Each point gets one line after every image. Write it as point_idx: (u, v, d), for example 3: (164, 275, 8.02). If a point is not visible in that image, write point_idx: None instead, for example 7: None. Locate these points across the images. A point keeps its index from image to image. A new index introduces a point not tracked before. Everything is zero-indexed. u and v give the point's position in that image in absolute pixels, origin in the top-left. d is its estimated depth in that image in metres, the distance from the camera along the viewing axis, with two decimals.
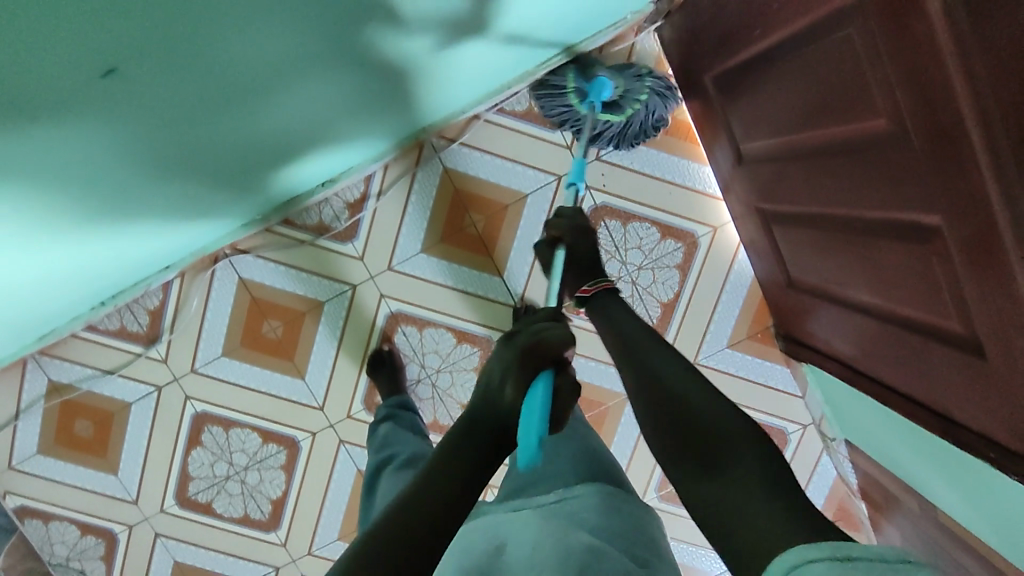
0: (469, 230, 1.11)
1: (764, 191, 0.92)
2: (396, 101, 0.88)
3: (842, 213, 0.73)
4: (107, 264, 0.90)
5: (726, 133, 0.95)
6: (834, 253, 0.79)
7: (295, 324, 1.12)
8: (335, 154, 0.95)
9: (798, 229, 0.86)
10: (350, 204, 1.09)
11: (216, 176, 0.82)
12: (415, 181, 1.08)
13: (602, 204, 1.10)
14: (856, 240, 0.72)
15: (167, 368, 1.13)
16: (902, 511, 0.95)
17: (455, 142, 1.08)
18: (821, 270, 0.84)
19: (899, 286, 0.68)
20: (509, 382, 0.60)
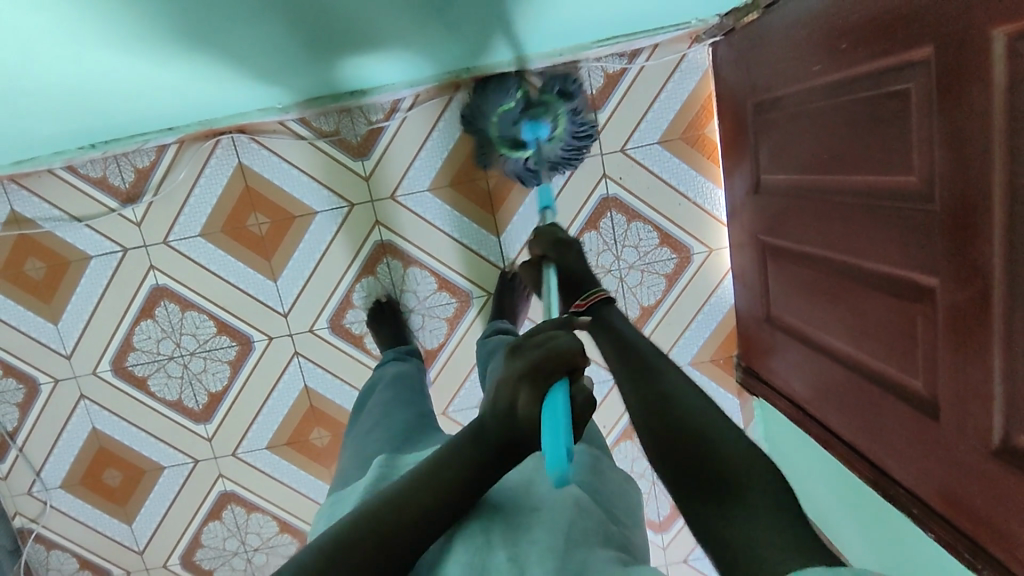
0: (480, 183, 1.11)
1: (770, 223, 0.95)
2: (453, 30, 0.87)
3: (846, 260, 0.76)
4: (113, 100, 0.87)
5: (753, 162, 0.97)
6: (825, 296, 0.82)
7: (283, 225, 1.10)
8: (376, 63, 0.94)
9: (795, 266, 0.89)
10: (372, 122, 1.07)
11: (253, 44, 0.80)
12: (442, 118, 1.08)
13: (613, 196, 1.11)
14: (851, 288, 0.76)
15: (138, 232, 1.09)
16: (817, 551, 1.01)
17: None
18: (808, 311, 0.88)
19: (875, 338, 0.72)
20: (521, 397, 0.56)
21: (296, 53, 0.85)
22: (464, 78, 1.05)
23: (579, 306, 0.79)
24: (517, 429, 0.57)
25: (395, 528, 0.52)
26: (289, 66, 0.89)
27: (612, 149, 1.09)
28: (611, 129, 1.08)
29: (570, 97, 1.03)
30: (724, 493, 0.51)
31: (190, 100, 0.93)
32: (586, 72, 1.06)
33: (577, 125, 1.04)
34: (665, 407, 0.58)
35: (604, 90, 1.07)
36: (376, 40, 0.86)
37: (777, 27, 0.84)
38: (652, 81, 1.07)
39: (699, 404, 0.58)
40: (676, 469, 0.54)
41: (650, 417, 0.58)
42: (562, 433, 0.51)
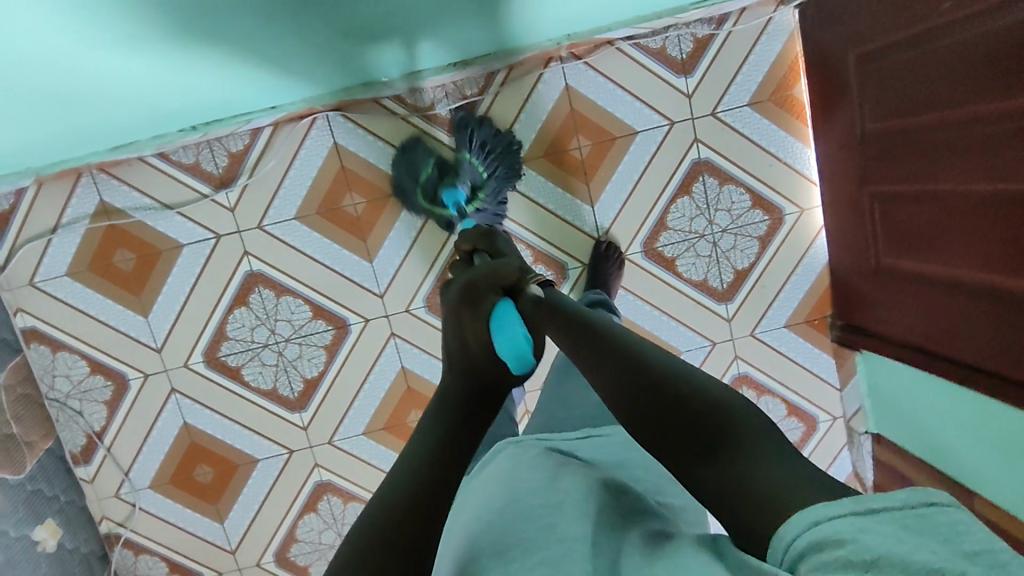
0: (573, 153, 1.11)
1: (874, 170, 0.96)
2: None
3: (981, 189, 0.76)
4: (214, 83, 0.86)
5: (854, 116, 0.98)
6: (954, 232, 0.82)
7: (379, 205, 1.09)
8: (477, 35, 0.93)
9: (909, 208, 0.90)
10: (466, 98, 1.07)
11: (369, 19, 0.79)
12: (536, 90, 1.08)
13: (705, 159, 1.11)
14: (988, 217, 0.76)
15: (232, 218, 1.08)
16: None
17: (580, 60, 1.08)
18: (931, 250, 0.88)
19: (1019, 260, 0.72)
20: (466, 322, 0.60)
21: (411, 23, 0.84)
22: (559, 46, 1.05)
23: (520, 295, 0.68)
24: (483, 364, 0.58)
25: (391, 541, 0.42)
26: (395, 41, 0.89)
27: (703, 112, 1.10)
28: (702, 93, 1.09)
29: (482, 139, 1.04)
30: (721, 447, 0.41)
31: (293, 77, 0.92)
32: (676, 38, 1.08)
33: (504, 172, 1.06)
34: (630, 368, 0.48)
35: (694, 55, 1.09)
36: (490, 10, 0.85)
37: None
38: (741, 44, 1.08)
39: (672, 355, 0.48)
40: (663, 434, 0.45)
41: (614, 378, 0.49)
42: (508, 326, 0.58)
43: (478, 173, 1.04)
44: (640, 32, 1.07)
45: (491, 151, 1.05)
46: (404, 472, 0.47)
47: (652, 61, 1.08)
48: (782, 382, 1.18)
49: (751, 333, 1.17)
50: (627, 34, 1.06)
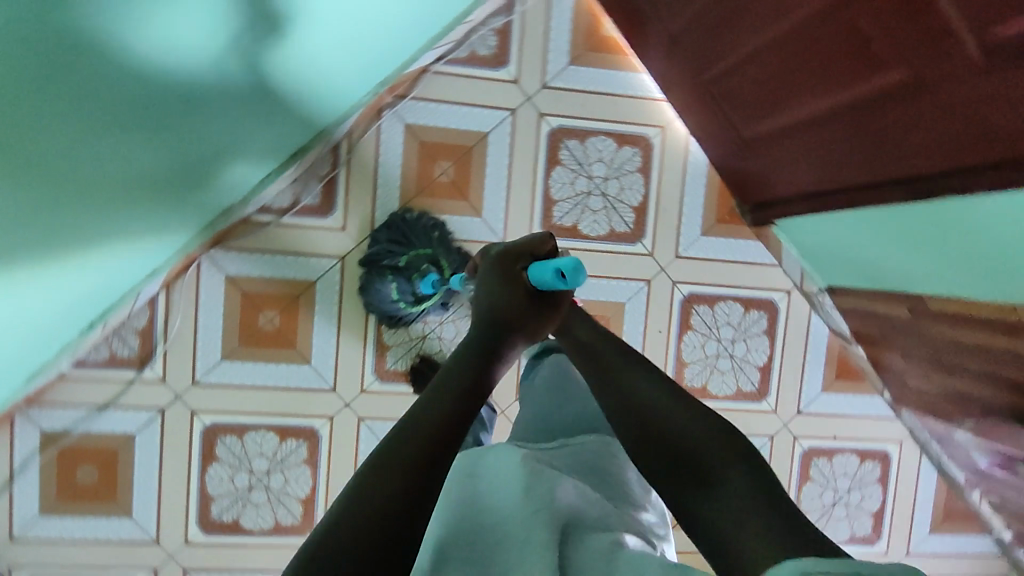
0: (440, 179, 1.15)
1: (699, 65, 1.02)
2: (358, 58, 0.92)
3: (780, 30, 0.80)
4: (100, 282, 0.88)
5: (657, 27, 1.04)
6: (778, 78, 0.87)
7: (292, 310, 1.11)
8: (304, 123, 0.97)
9: (740, 79, 0.94)
10: (323, 178, 1.10)
11: (200, 156, 0.82)
12: (381, 139, 1.12)
13: (558, 127, 1.18)
14: (797, 52, 0.80)
15: (166, 387, 1.09)
16: (906, 313, 1.03)
17: (407, 97, 1.12)
18: (774, 105, 0.92)
19: (837, 71, 0.77)
20: (495, 288, 0.52)
21: (245, 141, 0.88)
22: (381, 95, 1.08)
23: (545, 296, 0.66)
24: (505, 330, 0.51)
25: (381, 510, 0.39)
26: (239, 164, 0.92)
27: (535, 89, 1.17)
28: (526, 74, 1.16)
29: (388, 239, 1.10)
30: (713, 487, 0.48)
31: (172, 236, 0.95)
32: (479, 38, 1.14)
33: (429, 233, 1.11)
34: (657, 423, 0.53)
35: (502, 44, 1.15)
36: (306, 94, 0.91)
37: None
38: (536, 18, 1.16)
39: (681, 405, 0.52)
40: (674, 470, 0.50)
41: (627, 422, 0.54)
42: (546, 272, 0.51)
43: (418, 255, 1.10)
44: (446, 51, 1.12)
45: (404, 237, 1.10)
46: (392, 443, 0.41)
47: (469, 68, 1.14)
48: (725, 283, 1.24)
49: (677, 256, 1.23)
50: (434, 57, 1.11)
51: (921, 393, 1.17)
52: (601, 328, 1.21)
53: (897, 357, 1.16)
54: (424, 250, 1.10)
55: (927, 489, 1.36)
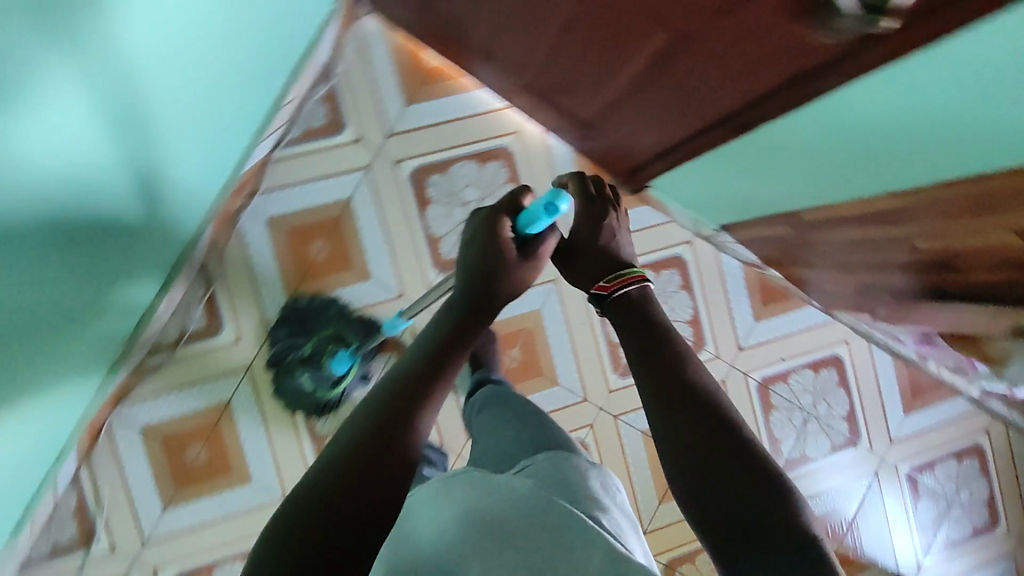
0: (319, 258, 1.13)
1: (520, 69, 1.02)
2: (196, 183, 0.90)
3: (563, 18, 0.80)
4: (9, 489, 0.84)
5: (469, 48, 1.04)
6: (585, 61, 0.87)
7: (217, 436, 1.09)
8: (164, 260, 0.95)
9: (557, 71, 0.95)
10: (202, 301, 1.08)
11: (71, 339, 0.80)
12: (246, 242, 1.10)
13: (417, 168, 1.18)
14: (587, 34, 0.80)
15: (119, 556, 1.05)
16: (791, 230, 1.05)
17: (258, 192, 1.11)
18: (595, 84, 0.92)
19: (627, 41, 0.77)
20: (482, 242, 0.65)
21: (113, 303, 0.86)
22: (230, 200, 1.06)
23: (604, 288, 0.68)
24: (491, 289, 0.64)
25: (335, 487, 0.48)
26: (114, 324, 0.90)
27: (382, 140, 1.16)
28: (366, 129, 1.16)
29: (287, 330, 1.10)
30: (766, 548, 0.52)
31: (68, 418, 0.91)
32: (308, 112, 1.13)
33: (327, 314, 1.11)
34: (705, 438, 0.57)
35: (333, 109, 1.14)
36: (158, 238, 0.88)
37: None
38: (357, 72, 1.15)
39: (744, 466, 0.55)
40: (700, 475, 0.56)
41: (684, 461, 0.57)
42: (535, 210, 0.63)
43: (322, 337, 1.10)
44: (280, 135, 1.10)
45: (303, 324, 1.10)
46: (351, 430, 0.52)
47: (308, 144, 1.13)
48: None
49: None
50: (271, 145, 1.10)
51: (840, 295, 1.19)
52: (525, 341, 1.23)
53: (808, 271, 1.18)
54: (328, 332, 1.10)
55: (888, 374, 1.38)
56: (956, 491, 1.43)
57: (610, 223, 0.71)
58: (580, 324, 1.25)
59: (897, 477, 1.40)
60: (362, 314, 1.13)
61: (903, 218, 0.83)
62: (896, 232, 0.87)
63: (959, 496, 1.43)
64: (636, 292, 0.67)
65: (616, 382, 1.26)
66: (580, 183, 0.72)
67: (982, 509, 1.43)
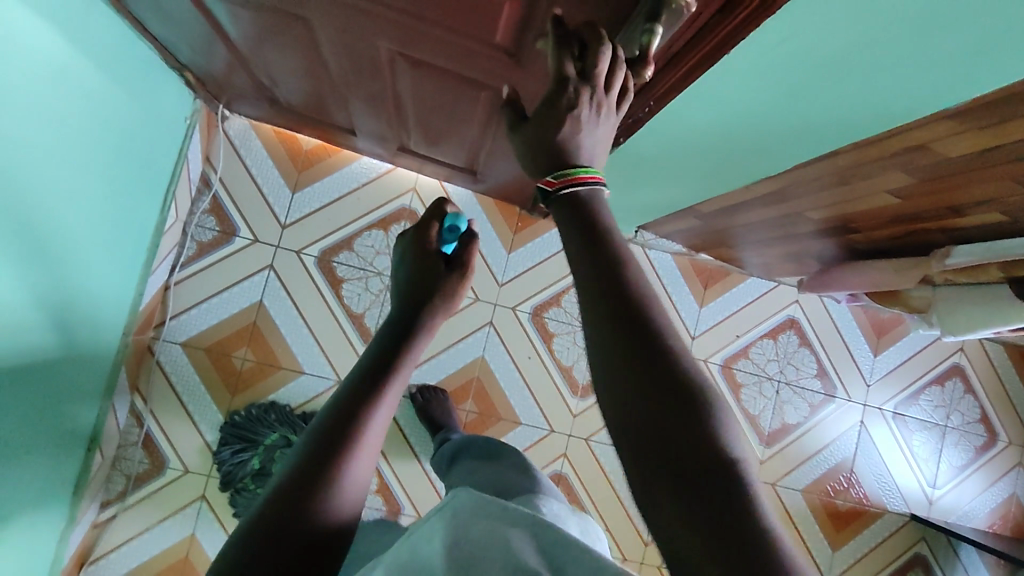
0: (245, 368, 1.11)
1: (386, 137, 1.00)
2: (87, 340, 0.88)
3: (396, 93, 0.79)
4: None
5: (334, 127, 1.03)
6: (437, 120, 0.85)
7: (190, 571, 1.07)
8: (83, 420, 0.93)
9: (418, 134, 0.93)
10: (140, 441, 1.07)
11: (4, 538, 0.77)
12: (168, 371, 1.09)
13: (321, 251, 1.16)
14: (425, 101, 0.79)
15: None
16: (698, 222, 1.03)
17: (167, 320, 1.09)
18: (456, 139, 0.90)
19: (461, 103, 0.76)
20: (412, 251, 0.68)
21: (39, 484, 0.84)
22: (139, 337, 1.05)
23: (555, 185, 0.43)
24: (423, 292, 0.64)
25: (266, 528, 0.43)
26: (49, 501, 0.88)
27: (278, 233, 1.14)
28: (260, 228, 1.14)
29: (232, 448, 1.08)
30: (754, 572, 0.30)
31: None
32: (197, 226, 1.11)
33: (269, 421, 1.09)
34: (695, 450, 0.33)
35: (221, 217, 1.13)
36: (68, 404, 0.87)
37: (212, 65, 0.90)
38: (236, 174, 1.14)
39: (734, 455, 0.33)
40: (681, 489, 0.32)
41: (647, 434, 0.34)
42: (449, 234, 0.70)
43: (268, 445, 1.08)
44: (173, 258, 1.09)
45: (246, 438, 1.08)
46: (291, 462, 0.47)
47: (206, 257, 1.11)
48: (557, 279, 1.25)
49: (500, 285, 1.22)
50: (167, 271, 1.08)
51: (771, 265, 1.17)
52: (477, 390, 1.21)
53: (734, 249, 1.16)
54: (271, 440, 1.08)
55: (847, 322, 1.36)
56: (947, 417, 1.39)
57: (578, 114, 0.45)
58: (527, 358, 1.23)
59: (884, 419, 1.37)
60: (303, 411, 1.12)
61: (787, 196, 0.81)
62: (789, 208, 0.85)
63: (952, 421, 1.40)
64: (587, 194, 0.43)
65: (578, 405, 1.24)
66: (557, 59, 0.47)
67: (979, 427, 1.40)
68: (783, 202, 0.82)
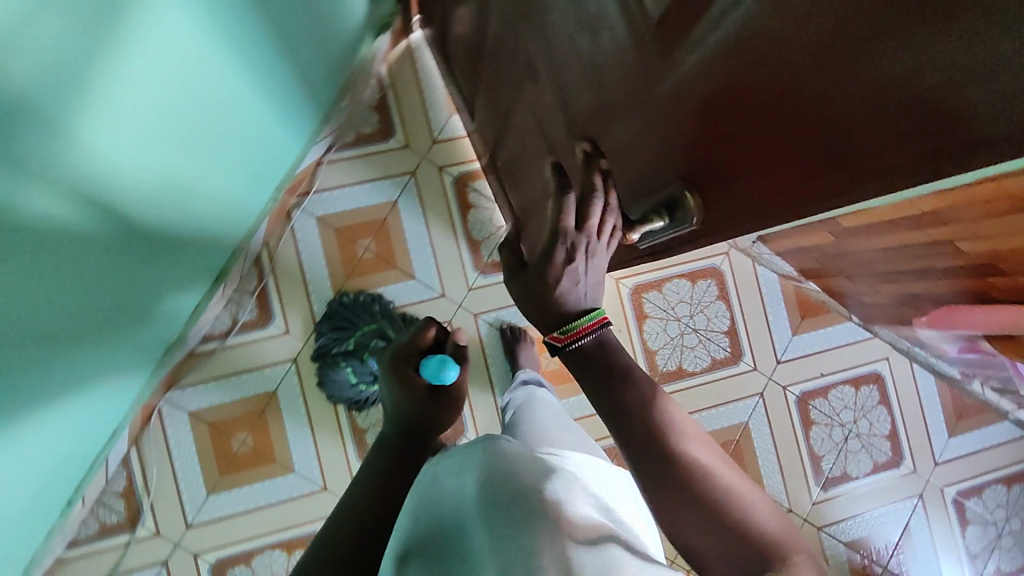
0: (364, 257, 1.18)
1: (497, 142, 1.05)
2: (247, 176, 0.96)
3: (524, 107, 0.87)
4: (52, 464, 0.89)
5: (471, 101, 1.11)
6: (525, 157, 0.94)
7: (261, 426, 1.13)
8: (215, 251, 1.00)
9: (516, 151, 0.97)
10: (255, 291, 1.14)
11: (121, 317, 0.84)
12: (298, 237, 1.16)
13: (461, 173, 1.22)
14: (535, 133, 0.86)
15: (163, 538, 1.10)
16: (830, 238, 1.06)
17: (311, 192, 1.17)
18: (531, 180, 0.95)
19: (552, 147, 0.82)
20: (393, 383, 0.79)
21: (164, 288, 0.91)
22: (284, 198, 1.12)
23: (558, 338, 0.60)
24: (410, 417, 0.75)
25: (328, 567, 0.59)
26: (163, 311, 0.95)
27: (427, 146, 1.22)
28: (413, 137, 1.21)
29: (333, 324, 1.14)
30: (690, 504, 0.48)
31: (118, 393, 0.96)
32: (359, 118, 1.20)
33: (370, 309, 1.14)
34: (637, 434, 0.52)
35: (382, 116, 1.21)
36: (218, 220, 0.95)
37: None
38: (406, 83, 1.22)
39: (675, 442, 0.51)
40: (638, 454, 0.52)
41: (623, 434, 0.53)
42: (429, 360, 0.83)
43: (365, 329, 1.13)
44: (332, 139, 1.17)
45: (350, 319, 1.14)
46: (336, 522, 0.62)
47: (360, 147, 1.19)
48: (666, 265, 1.28)
49: None
50: (324, 148, 1.16)
51: (878, 306, 1.18)
52: None
53: (845, 282, 1.18)
54: (369, 326, 1.13)
55: (931, 393, 1.35)
56: (1007, 520, 1.36)
57: (575, 266, 0.61)
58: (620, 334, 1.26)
59: (944, 500, 1.34)
60: (403, 312, 1.17)
61: (942, 219, 0.83)
62: (934, 235, 0.87)
63: (1010, 524, 1.36)
64: (592, 341, 0.59)
65: None
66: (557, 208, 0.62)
67: None
68: (932, 224, 0.85)
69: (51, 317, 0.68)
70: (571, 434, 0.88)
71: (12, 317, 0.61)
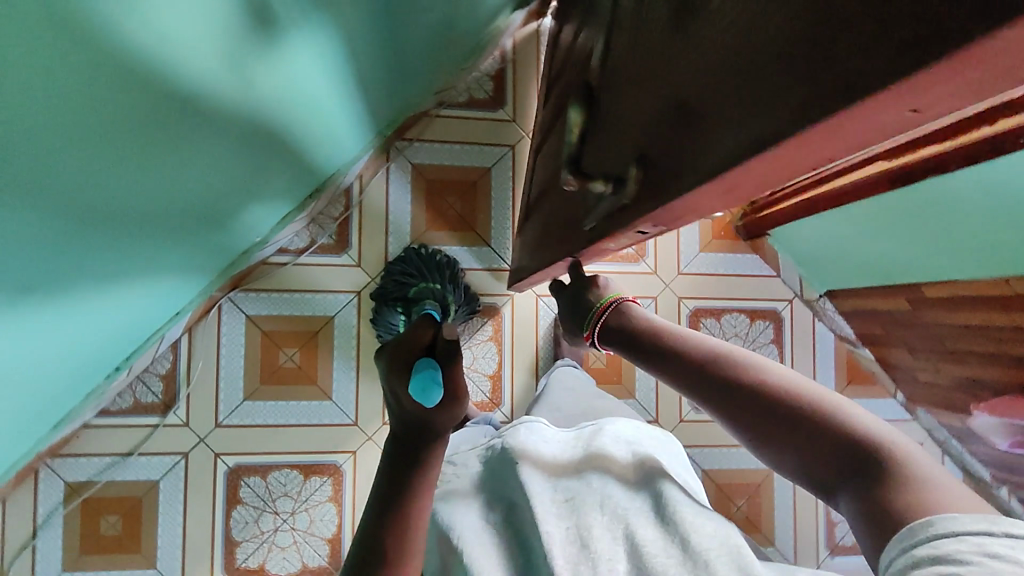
0: (448, 213, 1.21)
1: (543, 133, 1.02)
2: (371, 105, 0.98)
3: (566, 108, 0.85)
4: (123, 329, 0.91)
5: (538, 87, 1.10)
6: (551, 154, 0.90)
7: (311, 347, 1.15)
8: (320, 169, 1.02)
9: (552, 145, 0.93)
10: (337, 218, 1.17)
11: (230, 203, 0.86)
12: (390, 178, 1.19)
13: None
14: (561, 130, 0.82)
15: (190, 431, 1.11)
16: (905, 305, 1.07)
17: (413, 139, 1.20)
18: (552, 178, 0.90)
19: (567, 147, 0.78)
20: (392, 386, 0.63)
21: (270, 190, 0.94)
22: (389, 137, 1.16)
23: None
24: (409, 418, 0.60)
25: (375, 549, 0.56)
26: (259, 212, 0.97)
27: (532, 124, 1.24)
28: (522, 112, 1.24)
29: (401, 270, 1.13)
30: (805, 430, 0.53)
31: (195, 281, 0.99)
32: (475, 82, 1.23)
33: (436, 267, 1.14)
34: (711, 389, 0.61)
35: (498, 86, 1.24)
36: (334, 140, 0.98)
37: None
38: (528, 60, 1.24)
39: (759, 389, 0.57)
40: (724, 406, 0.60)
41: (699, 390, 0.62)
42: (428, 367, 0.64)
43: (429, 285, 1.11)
44: (446, 95, 1.20)
45: (419, 270, 1.13)
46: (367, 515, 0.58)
47: (469, 109, 1.22)
48: (729, 297, 1.30)
49: (680, 271, 1.29)
50: (436, 101, 1.19)
51: (931, 386, 1.18)
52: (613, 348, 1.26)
53: (903, 355, 1.19)
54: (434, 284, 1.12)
55: None
56: None
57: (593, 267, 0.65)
58: None
59: None
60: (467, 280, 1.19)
61: None
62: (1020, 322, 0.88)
63: None
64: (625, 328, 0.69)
65: (690, 413, 1.28)
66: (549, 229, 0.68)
67: None
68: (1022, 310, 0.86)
69: (190, 180, 0.70)
70: (607, 402, 0.95)
71: (165, 166, 0.63)
